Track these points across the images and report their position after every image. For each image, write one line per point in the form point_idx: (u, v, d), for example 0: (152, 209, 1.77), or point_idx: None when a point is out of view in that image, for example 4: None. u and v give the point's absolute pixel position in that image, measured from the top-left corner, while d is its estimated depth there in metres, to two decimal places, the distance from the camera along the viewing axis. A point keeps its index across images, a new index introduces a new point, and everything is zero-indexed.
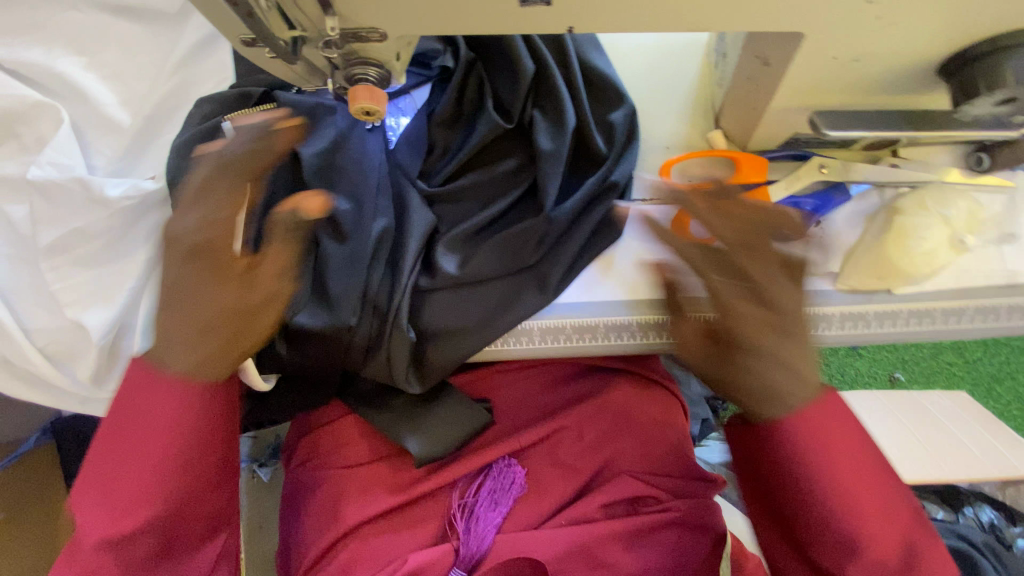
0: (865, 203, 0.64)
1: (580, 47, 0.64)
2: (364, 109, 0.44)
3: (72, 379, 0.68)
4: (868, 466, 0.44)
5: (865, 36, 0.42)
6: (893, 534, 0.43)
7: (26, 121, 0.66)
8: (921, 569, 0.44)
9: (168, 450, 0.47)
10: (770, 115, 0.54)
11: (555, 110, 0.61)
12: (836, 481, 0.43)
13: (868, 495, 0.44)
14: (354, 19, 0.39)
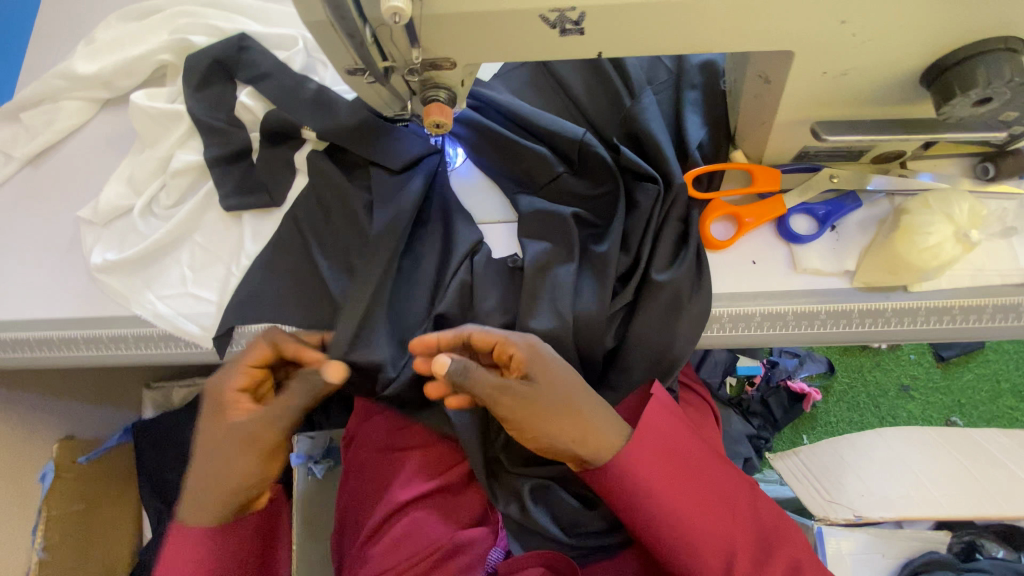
0: (876, 209, 0.70)
1: (629, 91, 0.75)
2: (436, 122, 0.55)
3: (158, 359, 0.78)
4: (685, 485, 0.61)
5: (847, 51, 0.51)
6: (707, 536, 0.60)
7: (154, 143, 0.82)
8: (703, 527, 0.60)
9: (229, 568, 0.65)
10: (776, 128, 0.62)
11: (601, 156, 0.71)
12: (670, 502, 0.60)
13: (695, 517, 0.60)
14: (433, 50, 0.51)
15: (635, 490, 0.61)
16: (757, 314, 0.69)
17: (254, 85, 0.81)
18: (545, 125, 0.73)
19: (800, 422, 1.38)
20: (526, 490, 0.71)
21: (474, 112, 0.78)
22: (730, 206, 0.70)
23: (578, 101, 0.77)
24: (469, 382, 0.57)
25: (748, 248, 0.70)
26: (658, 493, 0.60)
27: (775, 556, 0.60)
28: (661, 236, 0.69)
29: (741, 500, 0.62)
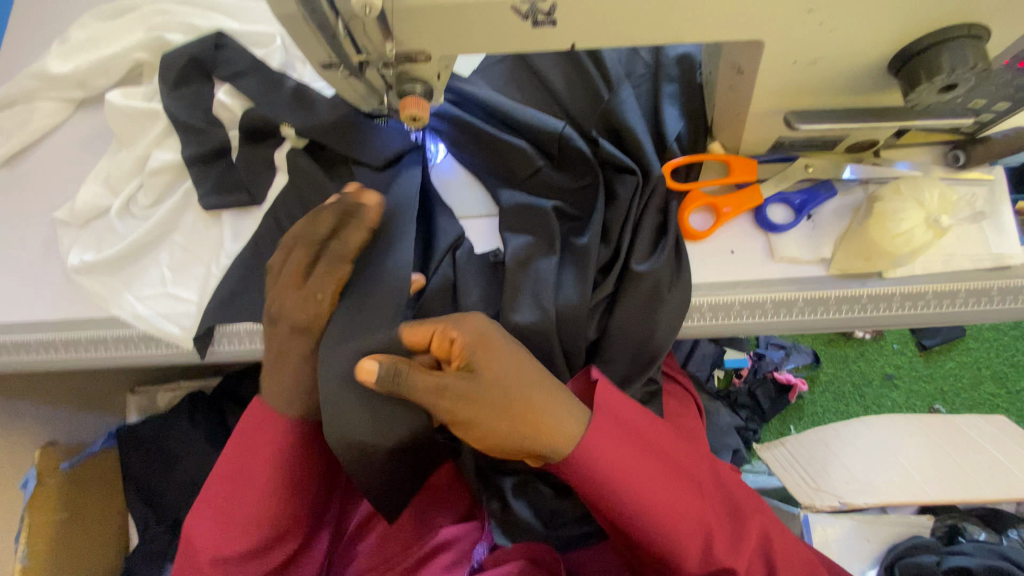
0: (851, 197, 0.71)
1: (608, 84, 0.75)
2: (412, 115, 0.55)
3: (138, 360, 0.78)
4: (659, 468, 0.61)
5: (816, 40, 0.52)
6: (686, 523, 0.60)
7: (131, 142, 0.81)
8: (678, 510, 0.60)
9: (292, 479, 0.63)
10: (751, 118, 0.63)
11: (581, 149, 0.72)
12: (646, 488, 0.60)
13: (678, 513, 0.60)
14: (406, 43, 0.51)
15: (611, 496, 0.60)
16: (736, 303, 0.70)
17: (231, 82, 0.80)
18: (525, 119, 0.74)
19: (787, 412, 1.40)
20: (509, 488, 0.73)
21: (454, 107, 0.78)
22: (709, 196, 0.71)
23: (558, 95, 0.77)
24: (405, 385, 0.56)
25: (726, 238, 0.71)
26: (639, 495, 0.59)
27: (748, 527, 0.62)
28: (640, 227, 0.70)
29: (711, 479, 0.64)
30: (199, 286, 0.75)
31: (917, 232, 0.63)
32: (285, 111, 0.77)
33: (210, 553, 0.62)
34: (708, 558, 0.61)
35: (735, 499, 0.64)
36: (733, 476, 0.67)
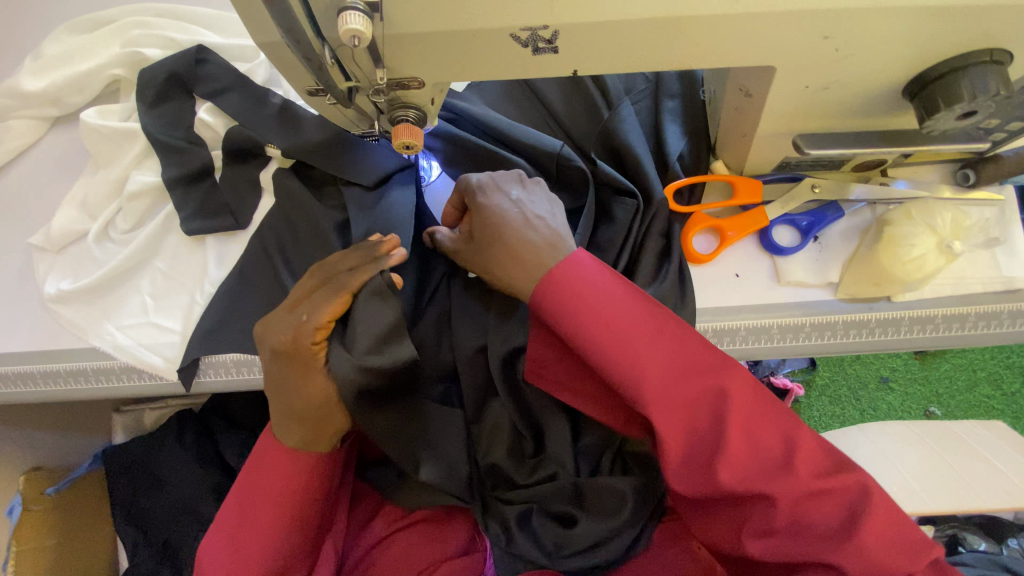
0: (859, 218, 0.69)
1: (608, 102, 0.72)
2: (405, 143, 0.52)
3: (121, 392, 0.74)
4: (608, 306, 0.56)
5: (829, 66, 0.49)
6: (630, 354, 0.55)
7: (109, 163, 0.77)
8: (618, 333, 0.55)
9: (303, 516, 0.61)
10: (758, 141, 0.61)
11: (579, 168, 0.69)
12: (586, 318, 0.56)
13: (620, 336, 0.55)
14: (398, 71, 0.48)
15: (593, 340, 0.56)
16: (741, 329, 0.68)
17: (213, 100, 0.76)
18: (521, 136, 0.71)
19: None
20: (511, 516, 0.70)
21: (446, 124, 0.75)
22: (712, 219, 0.69)
23: (554, 113, 0.74)
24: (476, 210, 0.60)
25: (730, 261, 0.69)
26: (612, 324, 0.56)
27: (701, 377, 0.54)
28: (642, 253, 0.67)
29: (704, 364, 0.55)
30: (183, 314, 0.72)
31: (928, 256, 0.62)
32: (270, 130, 0.74)
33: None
34: (649, 378, 0.54)
35: (691, 348, 0.55)
36: (748, 380, 0.55)
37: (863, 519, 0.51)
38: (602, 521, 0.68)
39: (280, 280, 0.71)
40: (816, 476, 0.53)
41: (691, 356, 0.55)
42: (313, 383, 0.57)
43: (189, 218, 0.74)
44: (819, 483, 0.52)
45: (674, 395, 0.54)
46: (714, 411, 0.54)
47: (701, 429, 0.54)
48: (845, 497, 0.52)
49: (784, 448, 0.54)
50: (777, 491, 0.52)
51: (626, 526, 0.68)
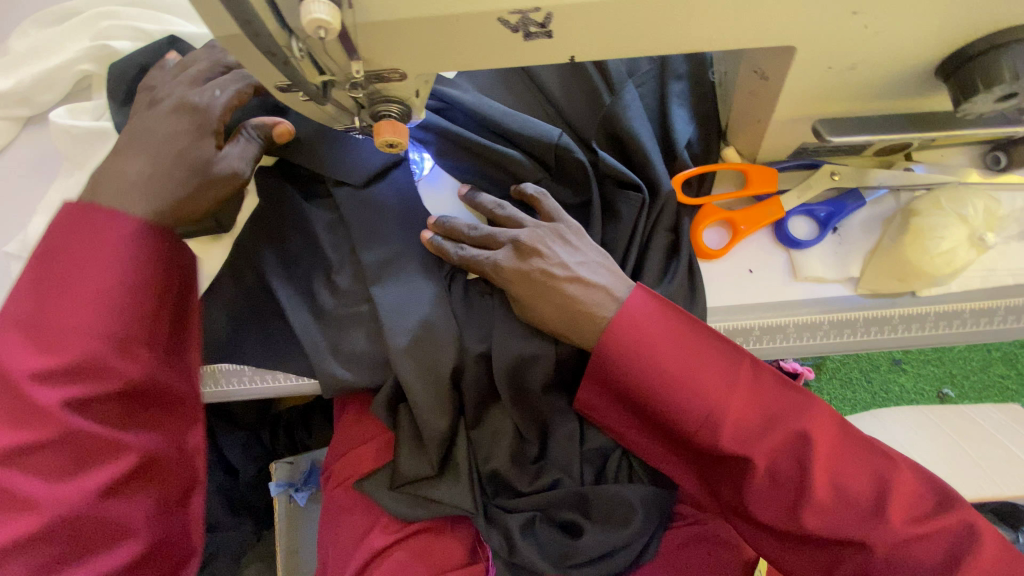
0: (881, 207, 0.64)
1: (610, 86, 0.67)
2: (388, 141, 0.48)
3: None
4: (691, 354, 0.57)
5: (855, 44, 0.44)
6: (718, 402, 0.55)
7: (84, 164, 0.73)
8: (702, 382, 0.56)
9: (169, 292, 0.52)
10: (774, 127, 0.56)
11: (580, 159, 0.64)
12: (672, 368, 0.56)
13: (703, 382, 0.56)
14: (377, 62, 0.43)
15: (670, 392, 0.56)
16: (756, 328, 0.64)
17: None
18: (516, 126, 0.66)
19: None
20: (515, 525, 0.67)
21: (436, 114, 0.70)
22: (724, 211, 0.64)
23: (552, 100, 0.69)
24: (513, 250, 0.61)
25: (743, 256, 0.65)
26: (690, 372, 0.56)
27: (785, 422, 0.55)
28: (648, 252, 0.63)
29: (783, 408, 0.56)
30: None
31: (958, 248, 0.58)
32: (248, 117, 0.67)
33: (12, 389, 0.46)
34: (737, 428, 0.55)
35: (776, 393, 0.56)
36: (829, 420, 0.56)
37: (966, 559, 0.52)
38: (611, 531, 0.65)
39: (269, 285, 0.67)
40: (911, 520, 0.54)
41: (778, 403, 0.56)
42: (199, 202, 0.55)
43: None
44: (916, 527, 0.53)
45: (765, 443, 0.55)
46: (798, 456, 0.54)
47: (790, 473, 0.55)
48: (945, 537, 0.54)
49: (873, 494, 0.54)
50: (871, 539, 0.53)
51: (635, 537, 0.65)
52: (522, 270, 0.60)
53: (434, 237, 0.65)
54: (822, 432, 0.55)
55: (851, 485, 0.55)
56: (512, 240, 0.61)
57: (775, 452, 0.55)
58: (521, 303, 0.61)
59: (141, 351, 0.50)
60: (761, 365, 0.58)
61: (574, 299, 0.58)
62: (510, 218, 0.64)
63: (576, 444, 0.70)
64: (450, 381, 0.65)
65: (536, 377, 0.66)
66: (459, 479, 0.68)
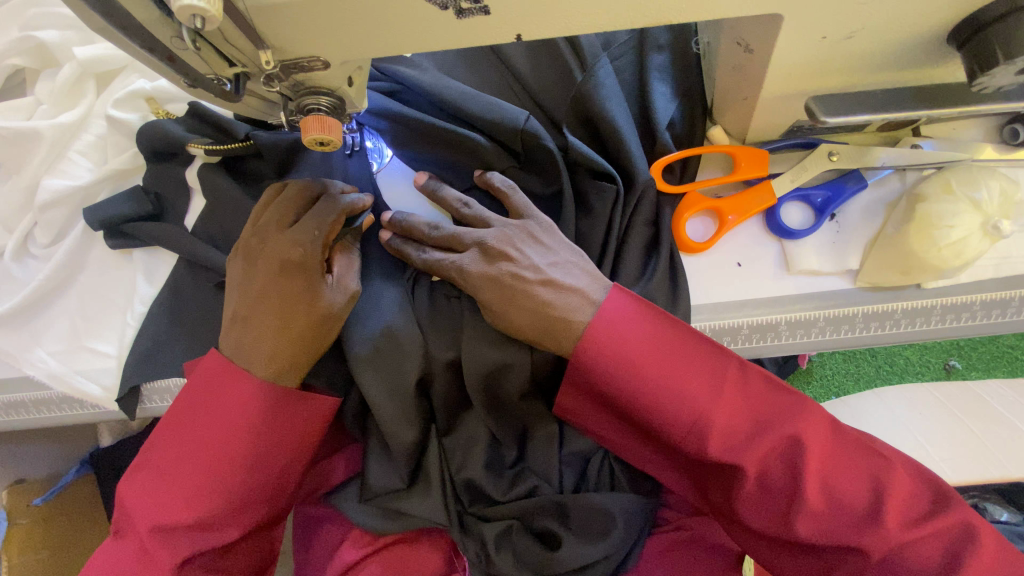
0: (885, 189, 0.58)
1: (583, 60, 0.60)
2: (317, 139, 0.41)
3: (69, 422, 0.68)
4: (675, 357, 0.52)
5: (853, 11, 0.38)
6: (704, 409, 0.50)
7: (18, 167, 0.68)
8: (687, 389, 0.51)
9: (290, 464, 0.57)
10: (762, 105, 0.49)
11: (548, 148, 0.58)
12: (654, 373, 0.51)
13: (688, 389, 0.51)
14: (291, 50, 0.37)
15: (652, 400, 0.52)
16: (745, 327, 0.58)
17: (126, 91, 0.66)
18: (477, 111, 0.59)
19: (794, 376, 1.16)
20: (490, 535, 0.63)
21: (392, 98, 0.64)
22: (710, 199, 0.58)
23: (520, 79, 0.63)
24: (478, 254, 0.55)
25: (731, 248, 0.59)
26: (674, 378, 0.51)
27: (775, 427, 0.50)
28: (626, 247, 0.58)
29: (774, 412, 0.51)
30: (119, 336, 0.65)
31: (969, 237, 0.52)
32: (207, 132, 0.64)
33: (142, 528, 0.52)
34: (726, 436, 0.51)
35: (767, 395, 0.52)
36: (822, 421, 0.51)
37: (967, 562, 0.48)
38: (590, 541, 0.61)
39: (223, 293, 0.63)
40: (908, 524, 0.50)
41: (769, 405, 0.51)
42: (297, 320, 0.54)
43: (107, 229, 0.65)
44: (914, 531, 0.49)
45: (755, 450, 0.50)
46: (791, 462, 0.50)
47: (781, 480, 0.51)
48: (944, 537, 0.50)
49: (868, 497, 0.50)
50: (868, 547, 0.49)
51: (617, 547, 0.61)
52: (488, 274, 0.54)
53: (393, 242, 0.60)
54: (814, 433, 0.51)
55: (846, 488, 0.50)
56: (478, 243, 0.55)
57: (766, 459, 0.51)
58: (491, 311, 0.55)
59: (270, 473, 0.55)
60: (752, 366, 0.53)
61: (546, 304, 0.53)
62: (477, 218, 0.58)
63: (555, 448, 0.65)
64: (415, 388, 0.61)
65: (510, 383, 0.62)
66: (430, 490, 0.64)
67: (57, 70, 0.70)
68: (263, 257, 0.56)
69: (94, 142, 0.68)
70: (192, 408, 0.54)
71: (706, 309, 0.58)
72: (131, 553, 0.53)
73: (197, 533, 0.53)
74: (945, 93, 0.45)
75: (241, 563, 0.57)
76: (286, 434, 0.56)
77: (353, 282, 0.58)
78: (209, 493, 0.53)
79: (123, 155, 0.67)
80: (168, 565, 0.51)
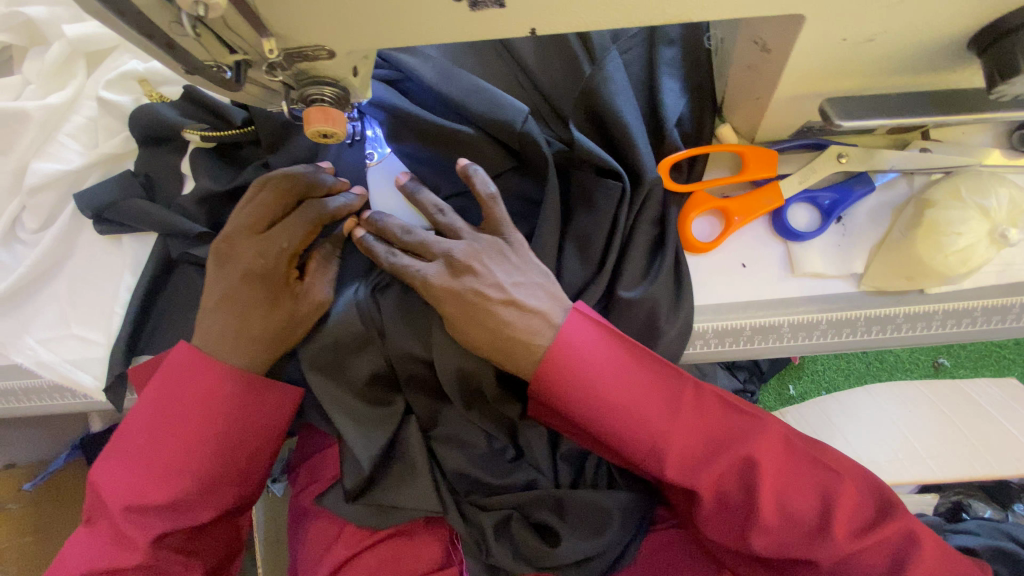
0: (892, 193, 0.57)
1: (592, 54, 0.59)
2: (321, 131, 0.40)
3: (60, 410, 0.68)
4: (628, 381, 0.51)
5: (877, 14, 0.37)
6: (658, 433, 0.50)
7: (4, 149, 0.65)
8: (641, 413, 0.51)
9: (261, 450, 0.56)
10: (774, 106, 0.48)
11: (545, 150, 0.57)
12: (607, 397, 0.51)
13: (641, 413, 0.51)
14: (295, 39, 0.36)
15: (607, 423, 0.51)
16: (748, 328, 0.58)
17: (119, 73, 0.64)
18: (478, 106, 0.57)
19: (785, 372, 1.15)
20: (489, 525, 0.63)
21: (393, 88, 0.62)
22: (717, 198, 0.58)
23: (527, 72, 0.61)
24: (446, 265, 0.55)
25: (737, 248, 0.59)
26: (626, 402, 0.51)
27: (729, 448, 0.50)
28: (631, 244, 0.57)
29: (727, 433, 0.51)
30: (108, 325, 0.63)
31: (976, 243, 0.52)
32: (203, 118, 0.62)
33: (115, 509, 0.51)
34: (682, 457, 0.51)
35: (721, 414, 0.51)
36: (775, 439, 0.51)
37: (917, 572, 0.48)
38: (587, 537, 0.61)
39: None
40: (859, 534, 0.50)
41: (723, 425, 0.51)
42: (258, 326, 0.55)
43: (97, 214, 0.63)
44: (863, 543, 0.49)
45: (711, 470, 0.50)
46: (745, 481, 0.50)
47: (737, 497, 0.51)
48: (894, 546, 0.50)
49: (820, 511, 0.50)
50: (820, 558, 0.50)
51: (613, 544, 0.62)
52: (456, 287, 0.53)
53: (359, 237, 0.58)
54: (768, 451, 0.50)
55: (801, 503, 0.50)
56: (444, 255, 0.55)
57: (721, 478, 0.51)
58: (451, 324, 0.54)
59: (238, 462, 0.55)
60: (705, 386, 0.52)
61: (506, 325, 0.52)
62: (449, 228, 0.57)
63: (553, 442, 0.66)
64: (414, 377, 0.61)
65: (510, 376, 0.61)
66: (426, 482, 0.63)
67: (47, 48, 0.67)
68: (235, 262, 0.56)
69: (84, 125, 0.66)
70: (161, 398, 0.53)
71: (710, 310, 0.58)
72: (103, 537, 0.52)
73: (173, 513, 0.52)
74: (962, 99, 0.44)
75: (214, 544, 0.56)
76: (252, 428, 0.55)
77: (323, 294, 0.59)
78: (180, 477, 0.52)
79: (113, 138, 0.65)
80: (142, 544, 0.51)
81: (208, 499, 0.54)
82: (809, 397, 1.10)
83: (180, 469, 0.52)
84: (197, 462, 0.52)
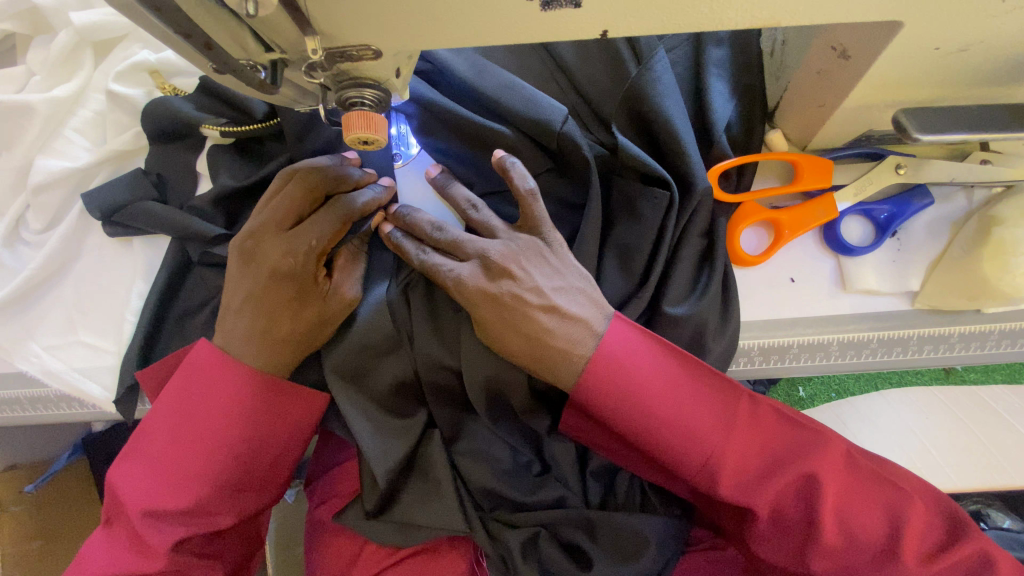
0: (950, 206, 0.55)
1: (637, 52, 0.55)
2: (360, 137, 0.36)
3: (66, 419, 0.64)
4: (683, 395, 0.49)
5: (978, 21, 0.34)
6: (716, 449, 0.48)
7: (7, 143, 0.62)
8: (698, 429, 0.48)
9: (285, 455, 0.53)
10: (841, 114, 0.45)
11: (584, 153, 0.53)
12: (662, 412, 0.49)
13: (698, 428, 0.48)
14: (345, 38, 0.32)
15: (661, 439, 0.49)
16: (794, 346, 0.55)
17: (130, 64, 0.60)
18: (514, 104, 0.54)
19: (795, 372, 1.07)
20: (515, 545, 0.59)
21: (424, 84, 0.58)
22: (768, 209, 0.55)
23: (566, 70, 0.58)
24: (485, 266, 0.52)
25: (786, 262, 0.56)
26: (682, 416, 0.48)
27: (789, 466, 0.48)
28: (678, 256, 0.54)
29: (787, 449, 0.49)
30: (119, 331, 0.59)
31: None
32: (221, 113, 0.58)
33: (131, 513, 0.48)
34: (739, 475, 0.48)
35: (779, 429, 0.49)
36: (836, 456, 0.49)
37: None
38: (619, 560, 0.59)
39: None
40: (928, 559, 0.47)
41: (783, 441, 0.49)
42: (282, 326, 0.52)
43: (107, 213, 0.60)
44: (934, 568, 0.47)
45: (770, 488, 0.48)
46: (807, 500, 0.48)
47: (797, 516, 0.48)
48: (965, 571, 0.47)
49: (886, 533, 0.48)
50: None
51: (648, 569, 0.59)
52: (495, 291, 0.50)
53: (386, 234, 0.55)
54: (831, 470, 0.48)
55: (865, 525, 0.48)
56: (480, 254, 0.52)
57: (780, 497, 0.48)
58: (487, 331, 0.51)
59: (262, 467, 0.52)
60: (762, 398, 0.50)
61: (548, 332, 0.50)
62: (484, 225, 0.54)
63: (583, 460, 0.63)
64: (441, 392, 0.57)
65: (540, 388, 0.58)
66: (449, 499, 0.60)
67: (52, 36, 0.63)
68: (259, 261, 0.52)
69: (93, 119, 0.62)
70: (183, 399, 0.50)
71: (757, 326, 0.55)
72: (124, 540, 0.49)
73: (191, 519, 0.49)
74: None
75: (231, 550, 0.54)
76: (277, 430, 0.52)
77: (352, 291, 0.55)
78: (201, 483, 0.49)
79: (124, 133, 0.61)
80: (160, 551, 0.48)
81: (228, 505, 0.51)
82: (819, 399, 1.02)
83: (200, 473, 0.49)
84: (218, 466, 0.50)
